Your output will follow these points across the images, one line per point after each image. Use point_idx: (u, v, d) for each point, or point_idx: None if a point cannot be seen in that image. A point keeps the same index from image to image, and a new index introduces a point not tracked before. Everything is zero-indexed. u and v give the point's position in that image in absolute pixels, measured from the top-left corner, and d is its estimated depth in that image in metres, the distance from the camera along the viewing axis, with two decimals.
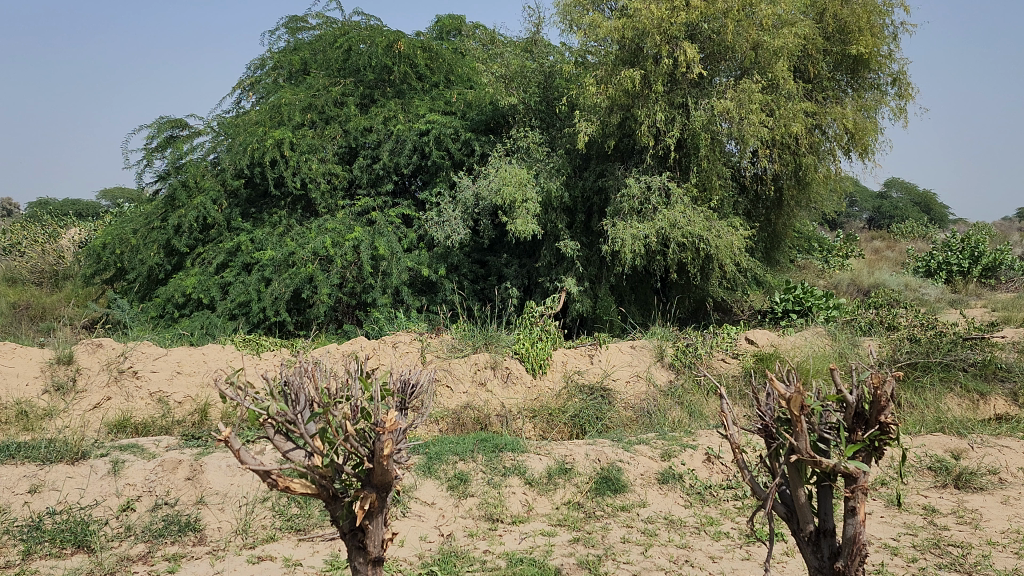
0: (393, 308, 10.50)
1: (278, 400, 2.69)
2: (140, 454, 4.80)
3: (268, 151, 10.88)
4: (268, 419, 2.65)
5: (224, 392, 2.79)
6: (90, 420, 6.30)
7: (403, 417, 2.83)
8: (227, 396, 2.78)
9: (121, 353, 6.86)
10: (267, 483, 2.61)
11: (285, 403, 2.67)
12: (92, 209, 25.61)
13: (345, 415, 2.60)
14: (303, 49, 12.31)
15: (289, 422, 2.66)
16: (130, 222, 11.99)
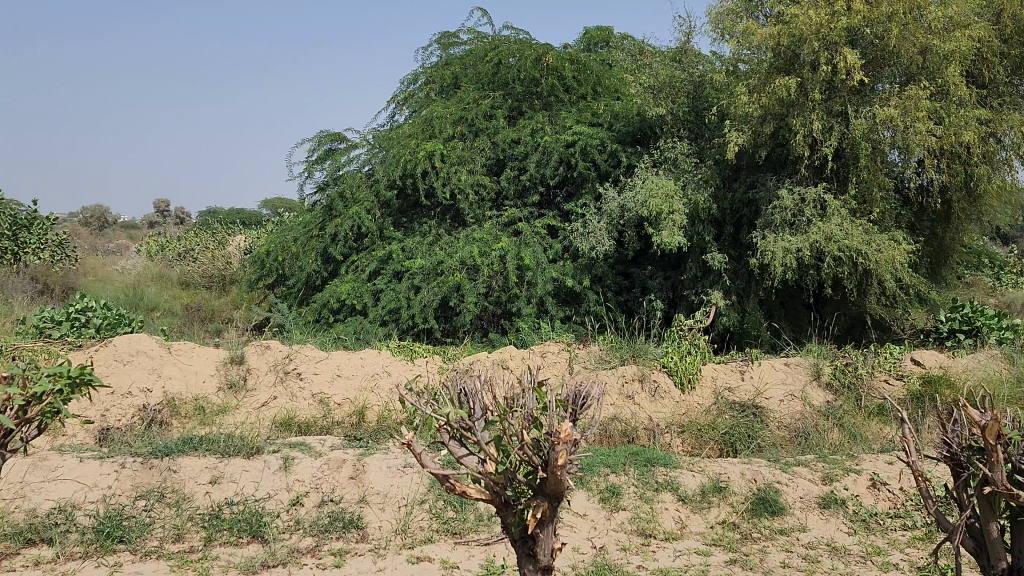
0: (537, 318, 10.57)
1: (456, 407, 2.82)
2: (307, 452, 5.05)
3: (420, 163, 11.24)
4: (446, 425, 2.79)
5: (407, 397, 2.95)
6: (258, 416, 6.68)
7: (578, 430, 2.84)
8: (410, 401, 2.94)
9: (286, 355, 7.26)
10: (444, 487, 2.74)
11: (463, 410, 2.80)
12: (256, 217, 27.22)
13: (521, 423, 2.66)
14: (454, 64, 12.67)
15: (466, 429, 2.78)
16: (291, 230, 12.69)
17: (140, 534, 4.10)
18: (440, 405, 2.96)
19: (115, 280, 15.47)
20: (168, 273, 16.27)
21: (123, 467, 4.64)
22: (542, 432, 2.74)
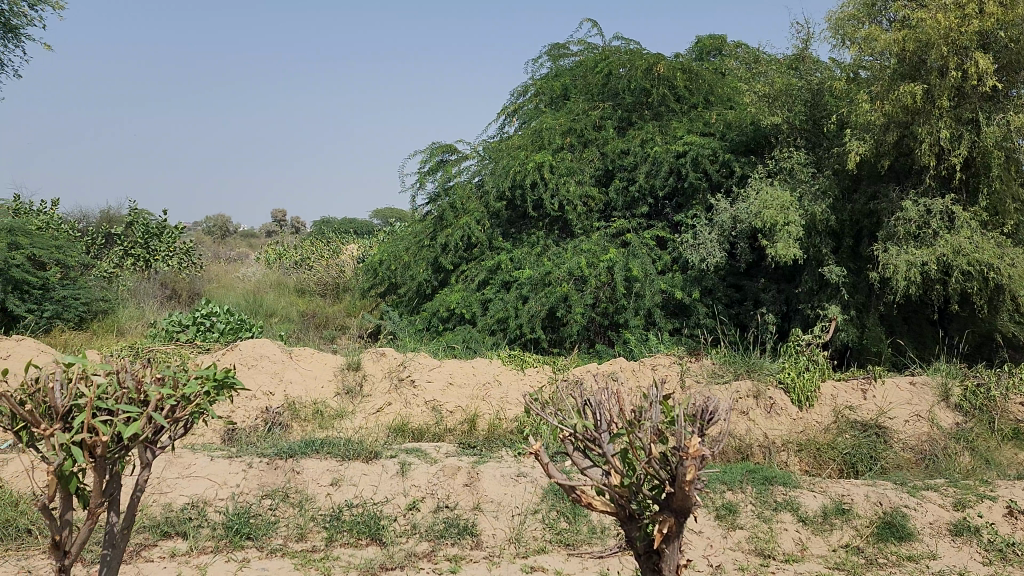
0: (645, 330, 10.45)
1: (582, 418, 2.85)
2: (424, 458, 5.16)
3: (529, 174, 11.32)
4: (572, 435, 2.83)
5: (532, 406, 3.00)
6: (373, 421, 6.85)
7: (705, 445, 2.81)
8: (535, 409, 3.00)
9: (401, 362, 7.42)
10: (569, 497, 2.78)
11: (588, 422, 2.83)
12: (367, 227, 27.96)
13: (648, 437, 2.66)
14: (564, 75, 12.73)
15: (591, 441, 2.81)
16: (403, 240, 13.01)
17: (266, 532, 4.26)
18: (564, 416, 3.00)
19: (237, 287, 16.16)
20: (286, 280, 16.89)
21: (251, 466, 4.85)
22: (669, 445, 2.74)
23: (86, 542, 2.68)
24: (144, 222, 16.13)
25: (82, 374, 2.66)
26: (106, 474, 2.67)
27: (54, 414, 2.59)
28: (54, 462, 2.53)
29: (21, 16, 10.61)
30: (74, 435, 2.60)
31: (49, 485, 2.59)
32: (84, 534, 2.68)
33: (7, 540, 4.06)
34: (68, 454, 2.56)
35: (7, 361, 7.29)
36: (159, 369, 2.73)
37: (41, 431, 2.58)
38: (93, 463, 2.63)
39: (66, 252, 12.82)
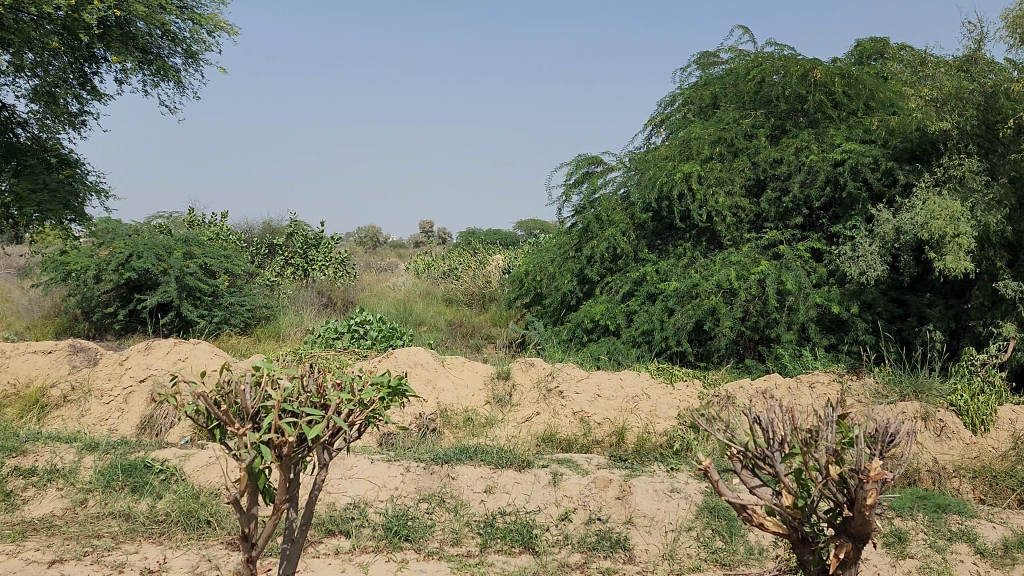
0: (798, 345, 10.06)
1: (753, 437, 2.81)
2: (575, 469, 5.19)
3: (677, 184, 11.18)
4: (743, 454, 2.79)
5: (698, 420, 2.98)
6: (521, 430, 6.92)
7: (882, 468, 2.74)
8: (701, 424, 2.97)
9: (550, 373, 7.45)
10: (742, 517, 2.78)
11: (761, 440, 2.78)
12: (512, 238, 28.34)
13: (825, 460, 2.60)
14: (714, 84, 12.47)
15: (762, 461, 2.77)
16: (548, 251, 13.19)
17: (424, 535, 4.37)
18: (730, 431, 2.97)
19: (388, 296, 16.73)
20: (435, 290, 17.35)
21: (408, 470, 5.02)
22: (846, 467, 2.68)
23: (272, 536, 2.84)
24: (302, 233, 17.11)
25: (270, 379, 2.84)
26: (290, 473, 2.84)
27: (245, 416, 2.78)
28: (247, 460, 2.70)
29: (201, 43, 11.41)
30: (262, 435, 2.78)
31: (241, 482, 2.77)
32: (268, 530, 2.85)
33: (189, 530, 4.36)
34: (258, 453, 2.73)
35: (186, 363, 7.85)
36: (338, 379, 2.87)
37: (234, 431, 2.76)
38: (279, 463, 2.80)
39: (234, 261, 13.68)
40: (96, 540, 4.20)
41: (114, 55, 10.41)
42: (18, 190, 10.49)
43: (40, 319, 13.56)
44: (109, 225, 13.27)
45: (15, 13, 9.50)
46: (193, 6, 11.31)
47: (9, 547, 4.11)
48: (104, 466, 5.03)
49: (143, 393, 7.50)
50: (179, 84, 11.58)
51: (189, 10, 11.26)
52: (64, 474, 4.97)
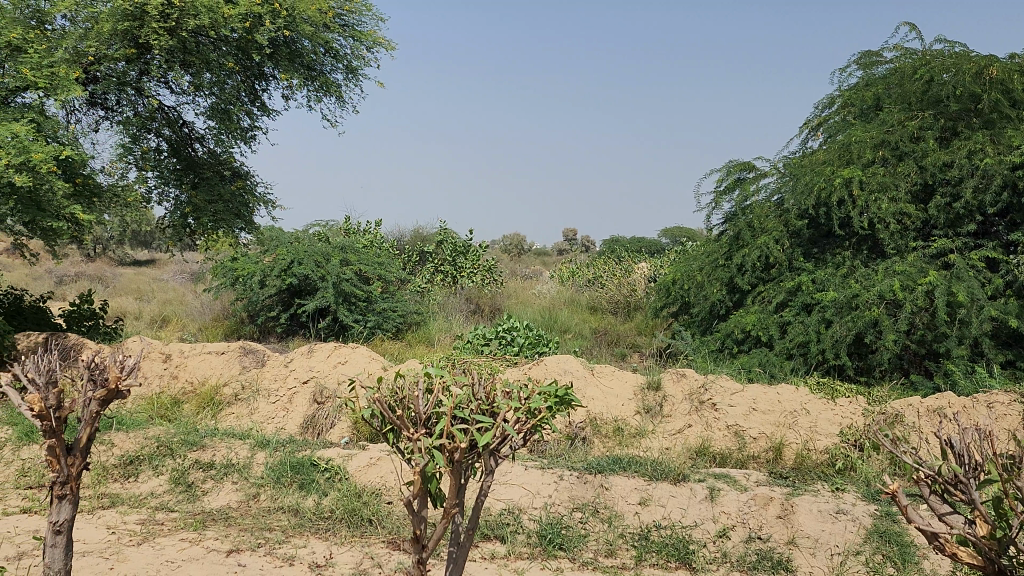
0: (970, 362, 9.42)
1: (944, 460, 2.65)
2: (732, 485, 5.06)
3: (835, 191, 10.71)
4: (933, 477, 2.64)
5: (881, 441, 2.85)
6: (672, 443, 6.79)
7: None
8: (884, 446, 2.84)
9: (703, 384, 7.28)
10: (932, 546, 2.62)
11: (953, 464, 2.63)
12: (657, 246, 28.02)
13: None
14: (877, 84, 11.84)
15: (954, 486, 2.61)
16: (696, 259, 12.93)
17: (577, 545, 4.35)
18: (917, 455, 2.82)
19: (533, 303, 16.88)
20: (580, 298, 17.36)
21: (562, 479, 5.04)
22: None
23: (442, 540, 2.90)
24: (451, 241, 17.54)
25: (441, 386, 2.92)
26: (459, 479, 2.89)
27: (417, 421, 2.86)
28: (420, 464, 2.78)
29: (360, 58, 11.89)
30: (433, 441, 2.86)
31: (415, 485, 2.84)
32: (436, 533, 2.90)
33: (352, 527, 4.52)
34: (431, 457, 2.80)
35: (345, 366, 8.20)
36: (502, 386, 2.91)
37: (408, 436, 2.84)
38: (450, 468, 2.86)
39: (388, 268, 14.18)
40: (268, 533, 4.43)
41: (283, 73, 11.03)
42: (198, 201, 11.42)
43: (211, 321, 14.49)
44: (274, 232, 14.05)
45: (196, 36, 10.27)
46: (353, 24, 11.79)
47: (191, 535, 4.40)
48: (274, 463, 5.32)
49: (306, 394, 7.89)
50: (340, 99, 12.11)
51: (350, 27, 11.77)
52: (238, 469, 5.29)
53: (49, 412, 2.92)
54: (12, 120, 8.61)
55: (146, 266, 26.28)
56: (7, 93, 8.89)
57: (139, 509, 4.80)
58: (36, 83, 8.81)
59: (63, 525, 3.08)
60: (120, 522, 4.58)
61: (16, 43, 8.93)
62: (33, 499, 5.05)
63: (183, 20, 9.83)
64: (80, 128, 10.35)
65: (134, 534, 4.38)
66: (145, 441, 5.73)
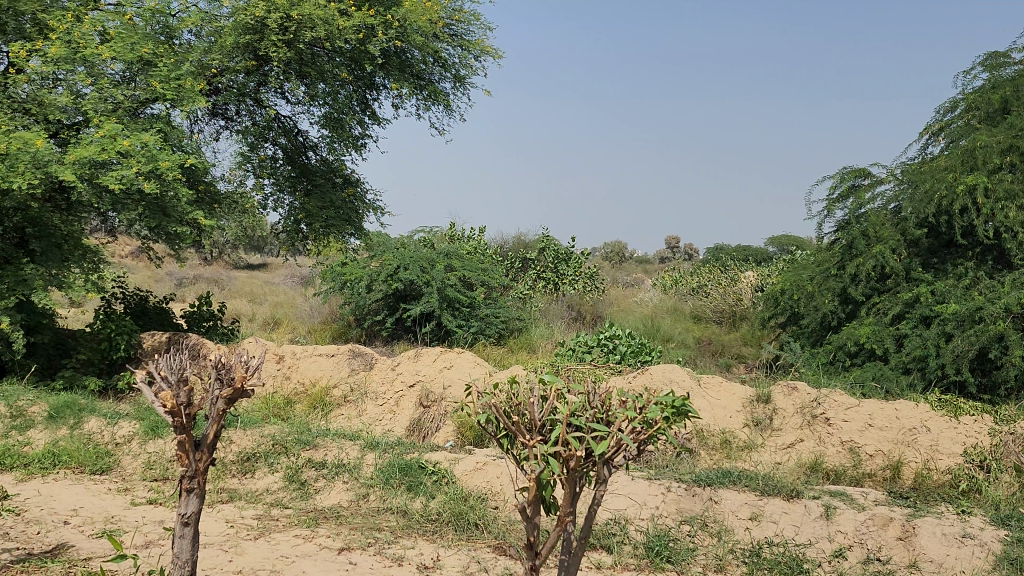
0: None
1: None
2: (849, 503, 4.89)
3: (958, 199, 10.22)
4: None
5: None
6: (782, 458, 6.60)
7: None
8: None
9: (815, 398, 7.05)
10: None
11: None
12: (764, 254, 27.31)
13: None
14: (1005, 86, 11.22)
15: None
16: (806, 269, 12.53)
17: (686, 558, 4.26)
18: None
19: (636, 311, 16.70)
20: (683, 307, 17.08)
21: (669, 490, 4.97)
22: None
23: (555, 547, 2.89)
24: (554, 248, 17.58)
25: (556, 393, 2.94)
26: (574, 486, 2.89)
27: (533, 428, 2.88)
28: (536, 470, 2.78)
29: (468, 67, 12.05)
30: (546, 448, 2.87)
31: (529, 491, 2.85)
32: (552, 539, 2.89)
33: (459, 531, 4.57)
34: (546, 464, 2.81)
35: (450, 371, 8.29)
36: (619, 396, 2.88)
37: (524, 442, 2.86)
38: (565, 476, 2.86)
39: (491, 274, 14.30)
40: (377, 532, 4.52)
41: (393, 82, 11.30)
42: (311, 208, 11.80)
43: (320, 324, 14.91)
44: (381, 238, 14.37)
45: (312, 48, 10.64)
46: (462, 33, 11.96)
47: (305, 531, 4.53)
48: (383, 464, 5.43)
49: (412, 397, 8.03)
50: (448, 107, 12.29)
51: (459, 37, 11.94)
52: (349, 469, 5.42)
53: (179, 408, 3.05)
54: (142, 130, 9.07)
55: (259, 270, 27.27)
56: (137, 104, 9.38)
57: (256, 504, 4.97)
58: (164, 95, 9.27)
59: (191, 518, 3.20)
60: (238, 516, 4.75)
61: (147, 57, 9.29)
62: (158, 491, 5.30)
63: (300, 32, 10.17)
64: (202, 137, 10.85)
65: (251, 529, 4.54)
66: (261, 439, 5.94)
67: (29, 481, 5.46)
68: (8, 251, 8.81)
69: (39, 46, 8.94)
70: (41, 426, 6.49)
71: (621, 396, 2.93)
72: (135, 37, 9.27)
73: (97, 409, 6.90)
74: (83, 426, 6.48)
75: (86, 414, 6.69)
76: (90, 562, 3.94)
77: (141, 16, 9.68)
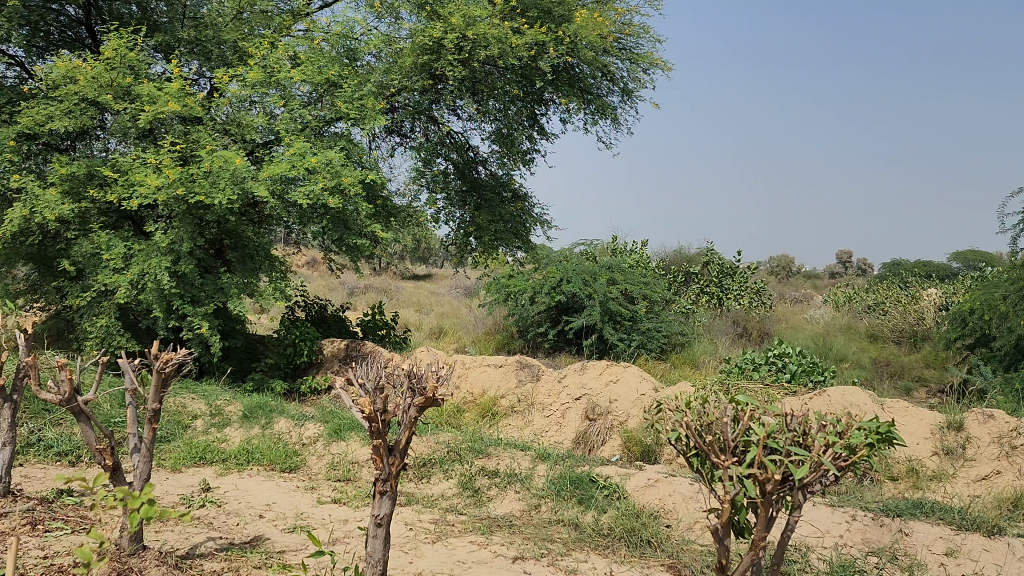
0: None
1: None
2: None
3: None
4: None
5: None
6: (977, 490, 6.15)
7: None
8: None
9: (1014, 428, 6.53)
10: None
11: None
12: (946, 270, 25.62)
13: None
14: None
15: None
16: (999, 287, 11.64)
17: None
18: None
19: (806, 328, 16.03)
20: (857, 325, 16.24)
21: (854, 519, 4.79)
22: None
23: (748, 571, 2.90)
24: (718, 261, 17.17)
25: (751, 416, 2.98)
26: (770, 511, 2.89)
27: (726, 449, 2.94)
28: (731, 492, 2.84)
29: (637, 80, 12.00)
30: (738, 470, 2.84)
31: (722, 513, 2.90)
32: (745, 561, 2.91)
33: (632, 547, 4.53)
34: (740, 485, 2.84)
35: (616, 385, 8.25)
36: (814, 424, 2.91)
37: (718, 462, 2.92)
38: (761, 499, 2.87)
39: (653, 288, 14.12)
40: (550, 544, 4.55)
41: (562, 98, 11.43)
42: (481, 221, 12.12)
43: (484, 334, 15.21)
44: (545, 250, 14.54)
45: (485, 66, 10.93)
46: (631, 47, 11.94)
47: (480, 538, 4.63)
48: (555, 476, 5.48)
49: (578, 410, 8.04)
50: (616, 121, 12.29)
51: (628, 50, 11.92)
52: (521, 479, 5.51)
53: (376, 414, 3.23)
54: (326, 148, 9.59)
55: (423, 280, 28.18)
56: (323, 124, 9.94)
57: (432, 509, 5.14)
58: (348, 115, 9.79)
59: (384, 519, 3.35)
60: (416, 519, 4.93)
61: (333, 79, 9.82)
62: (342, 491, 5.58)
63: (475, 51, 10.47)
64: (379, 154, 11.37)
65: (429, 532, 4.70)
66: (436, 446, 6.14)
67: (227, 475, 5.88)
68: (209, 262, 9.55)
69: (238, 71, 9.67)
70: (236, 424, 6.97)
71: (820, 420, 2.93)
72: (324, 61, 9.83)
73: (285, 410, 7.34)
74: (273, 426, 6.91)
75: (275, 415, 7.13)
76: (284, 555, 4.20)
77: (328, 41, 10.28)
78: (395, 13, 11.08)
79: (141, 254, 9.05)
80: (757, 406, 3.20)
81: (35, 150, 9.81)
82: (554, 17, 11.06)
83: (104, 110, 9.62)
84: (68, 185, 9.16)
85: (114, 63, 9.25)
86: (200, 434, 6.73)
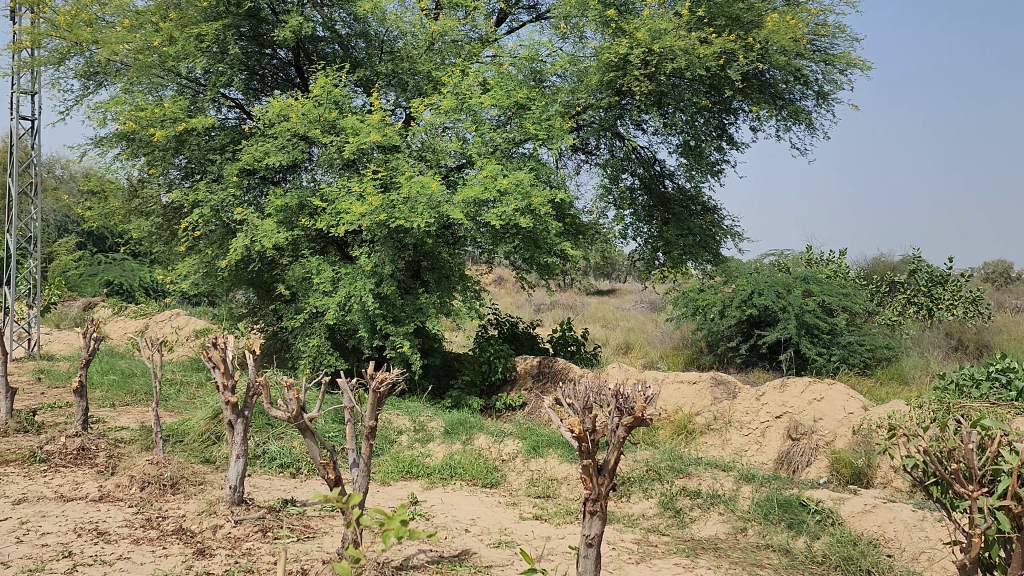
0: None
1: None
2: None
3: None
4: None
5: None
6: None
7: None
8: None
9: None
10: None
11: None
12: None
13: None
14: None
15: None
16: None
17: None
18: None
19: None
20: None
21: None
22: None
23: None
24: (927, 269, 15.96)
25: (999, 444, 2.82)
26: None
27: (973, 478, 2.80)
28: (982, 525, 2.73)
29: (834, 82, 11.44)
30: (988, 501, 2.65)
31: (972, 548, 2.79)
32: None
33: None
34: (993, 518, 2.71)
35: (821, 403, 7.81)
36: None
37: (964, 493, 2.80)
38: (1016, 533, 2.74)
39: (855, 299, 13.33)
40: (760, 569, 4.38)
41: (753, 105, 11.07)
42: (669, 236, 11.92)
43: (672, 349, 14.95)
44: (736, 263, 14.12)
45: (672, 79, 10.78)
46: (826, 47, 11.41)
47: (685, 560, 4.54)
48: (762, 498, 5.28)
49: (779, 429, 7.69)
50: (811, 125, 11.77)
51: (823, 52, 11.41)
52: (725, 501, 5.34)
53: (585, 434, 3.31)
54: (517, 169, 9.81)
55: (608, 296, 28.13)
56: (512, 145, 10.14)
57: (634, 528, 5.09)
58: (536, 135, 9.95)
59: (594, 539, 3.39)
60: (618, 538, 4.89)
61: (521, 101, 10.01)
62: (542, 508, 5.64)
63: (661, 64, 10.37)
64: (566, 172, 11.49)
65: (633, 552, 4.64)
66: (635, 465, 6.08)
67: (433, 489, 6.11)
68: (408, 283, 10.00)
69: (433, 100, 10.08)
70: (438, 440, 7.22)
71: None
72: (512, 84, 10.05)
73: (484, 427, 7.52)
74: (474, 442, 7.10)
75: (475, 431, 7.33)
76: (493, 571, 4.30)
77: (516, 64, 10.54)
78: (580, 32, 11.20)
79: (347, 278, 9.60)
80: (1002, 431, 3.03)
81: (253, 184, 10.69)
82: (742, 24, 10.80)
83: (312, 144, 10.33)
84: (282, 214, 9.89)
85: (321, 100, 9.91)
86: (405, 449, 7.03)
